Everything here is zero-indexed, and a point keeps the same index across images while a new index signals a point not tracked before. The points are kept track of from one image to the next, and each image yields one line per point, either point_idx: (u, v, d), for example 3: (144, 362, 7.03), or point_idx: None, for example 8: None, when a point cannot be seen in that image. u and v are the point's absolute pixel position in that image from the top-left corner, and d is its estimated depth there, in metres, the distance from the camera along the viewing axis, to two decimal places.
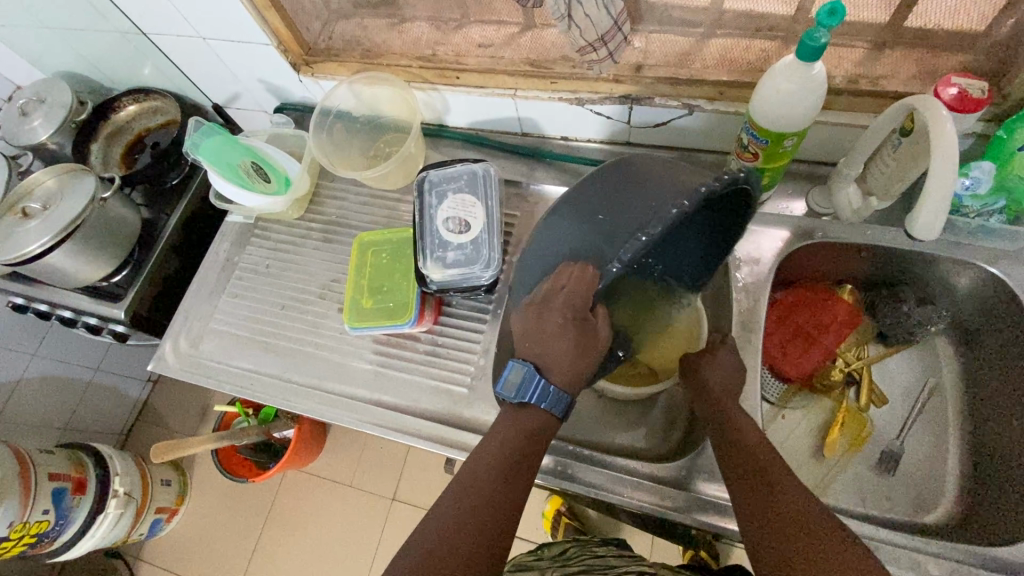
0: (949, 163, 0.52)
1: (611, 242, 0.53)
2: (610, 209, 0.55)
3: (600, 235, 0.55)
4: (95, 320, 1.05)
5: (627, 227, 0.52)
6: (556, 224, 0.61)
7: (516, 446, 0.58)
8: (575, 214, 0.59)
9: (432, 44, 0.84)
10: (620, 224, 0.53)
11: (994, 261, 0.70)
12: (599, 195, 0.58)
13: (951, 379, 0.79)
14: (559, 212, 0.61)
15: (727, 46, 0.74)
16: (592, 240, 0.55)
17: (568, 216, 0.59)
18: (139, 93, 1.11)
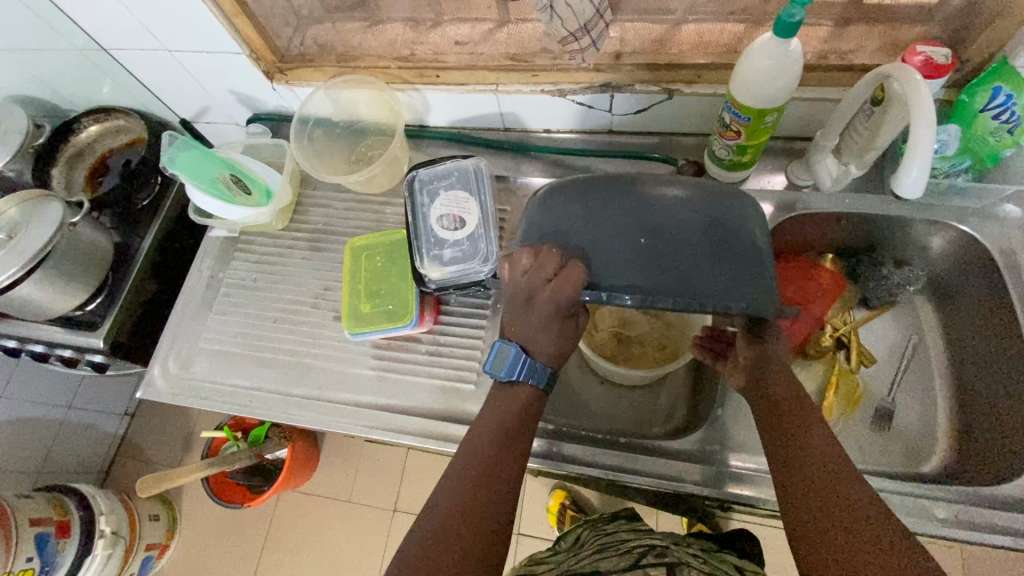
0: (929, 122, 0.55)
1: (631, 257, 0.59)
2: (672, 246, 0.59)
3: (643, 262, 0.59)
4: (70, 352, 1.00)
5: (646, 253, 0.58)
6: (612, 204, 0.61)
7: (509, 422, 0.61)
8: (635, 219, 0.60)
9: (409, 44, 0.84)
10: (665, 271, 0.58)
11: (964, 219, 0.74)
12: (646, 214, 0.61)
13: (932, 335, 0.83)
14: (618, 202, 0.61)
15: (700, 31, 0.76)
16: (616, 240, 0.60)
17: (617, 207, 0.62)
18: (100, 114, 1.07)
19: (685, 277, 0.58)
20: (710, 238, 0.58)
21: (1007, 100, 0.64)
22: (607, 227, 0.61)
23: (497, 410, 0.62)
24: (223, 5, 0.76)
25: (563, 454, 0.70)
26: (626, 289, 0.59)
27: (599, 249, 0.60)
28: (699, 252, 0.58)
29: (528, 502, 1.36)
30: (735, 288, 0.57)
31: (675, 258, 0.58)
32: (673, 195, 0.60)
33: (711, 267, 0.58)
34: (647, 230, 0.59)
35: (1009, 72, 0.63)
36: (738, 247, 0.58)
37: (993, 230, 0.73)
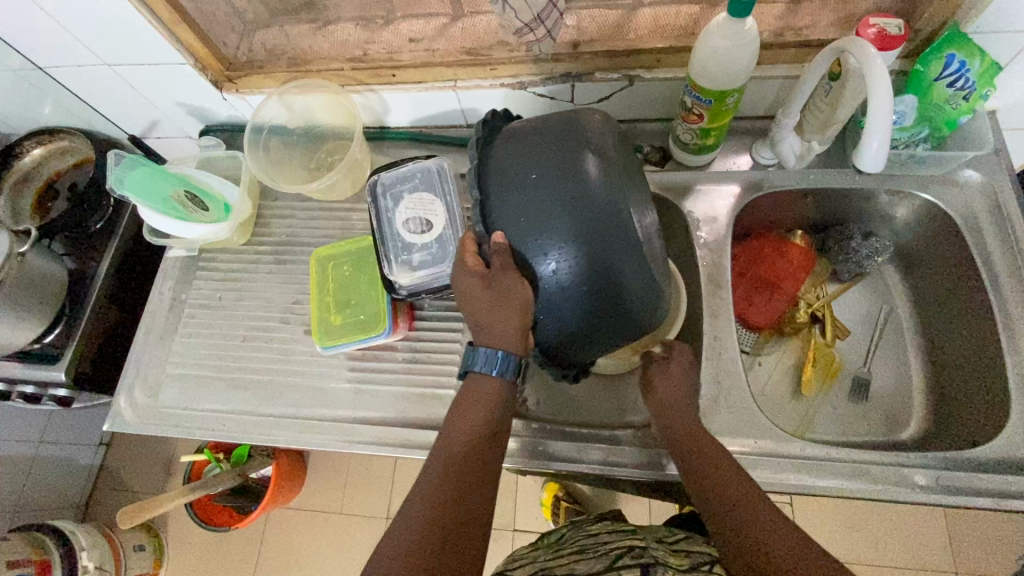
0: (885, 93, 0.55)
1: (524, 225, 0.54)
2: (561, 231, 0.53)
3: (528, 213, 0.54)
4: (32, 387, 0.95)
5: (538, 229, 0.53)
6: (557, 154, 0.54)
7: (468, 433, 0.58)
8: (558, 183, 0.53)
9: (362, 44, 0.82)
10: (530, 246, 0.54)
11: (926, 187, 0.75)
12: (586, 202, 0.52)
13: (902, 302, 0.84)
14: (560, 156, 0.54)
15: (657, 14, 0.76)
16: (529, 206, 0.54)
17: (561, 175, 0.53)
18: (44, 135, 1.02)
19: (533, 267, 0.55)
20: (589, 264, 0.53)
21: (960, 67, 0.64)
22: (535, 161, 0.54)
23: (453, 425, 0.58)
24: (159, 12, 0.72)
25: (548, 452, 0.70)
26: (491, 214, 0.56)
27: (508, 175, 0.55)
28: (558, 272, 0.54)
29: (521, 499, 1.36)
30: (554, 318, 0.56)
31: (552, 241, 0.53)
32: (606, 199, 0.53)
33: (555, 286, 0.54)
34: (552, 201, 0.53)
35: (960, 39, 0.63)
36: (603, 292, 0.54)
37: (954, 196, 0.74)
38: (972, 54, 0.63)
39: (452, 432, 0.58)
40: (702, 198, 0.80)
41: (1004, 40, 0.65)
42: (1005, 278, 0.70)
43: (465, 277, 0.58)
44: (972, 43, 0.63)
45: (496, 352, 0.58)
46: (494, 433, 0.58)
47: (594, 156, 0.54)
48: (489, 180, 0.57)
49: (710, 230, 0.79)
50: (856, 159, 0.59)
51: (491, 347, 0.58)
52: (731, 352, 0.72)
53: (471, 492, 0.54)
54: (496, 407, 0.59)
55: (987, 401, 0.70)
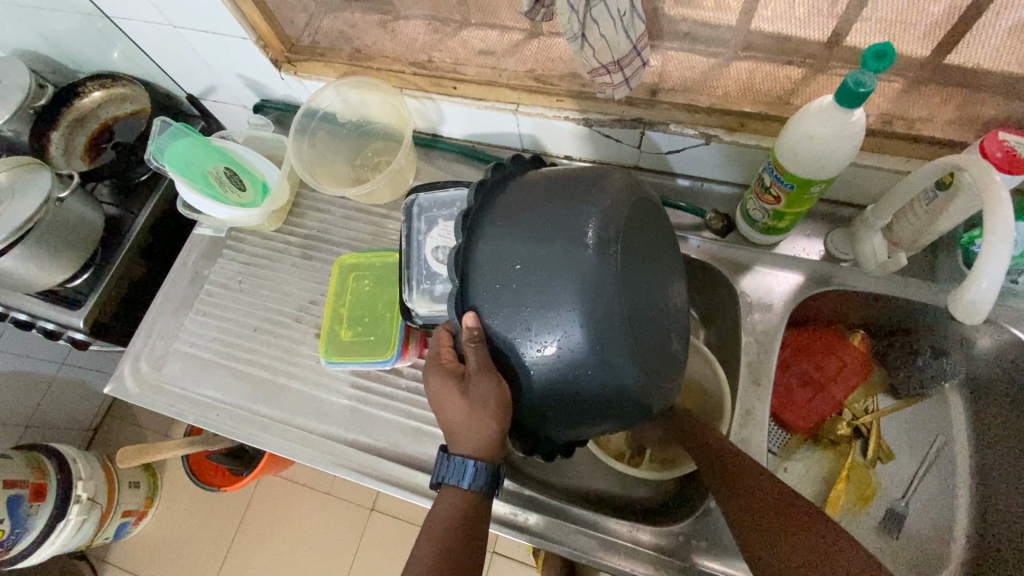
0: (1008, 229, 0.47)
1: (507, 307, 0.47)
2: (551, 318, 0.45)
3: (512, 297, 0.46)
4: (52, 326, 0.95)
5: (523, 312, 0.46)
6: (547, 221, 0.47)
7: (452, 542, 0.47)
8: (549, 267, 0.46)
9: (427, 48, 0.77)
10: (509, 335, 0.47)
11: (1019, 322, 0.65)
12: (578, 276, 0.45)
13: (962, 437, 0.74)
14: (555, 233, 0.46)
15: (752, 72, 0.67)
16: (511, 285, 0.46)
17: (551, 246, 0.46)
18: (106, 78, 1.02)
19: (512, 359, 0.47)
20: (578, 363, 0.45)
21: None
22: (523, 237, 0.47)
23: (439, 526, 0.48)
24: None
25: (536, 527, 0.64)
26: (468, 293, 0.48)
27: (493, 251, 0.48)
28: (539, 366, 0.46)
29: None
30: (530, 412, 0.49)
31: (534, 334, 0.46)
32: (603, 289, 0.45)
33: (537, 382, 0.47)
34: (541, 289, 0.45)
35: None
36: (593, 393, 0.47)
37: None
38: None
39: (434, 536, 0.47)
40: (755, 279, 0.73)
41: None
42: None
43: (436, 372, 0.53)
44: None
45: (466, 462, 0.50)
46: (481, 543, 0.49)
47: (597, 236, 0.46)
48: (469, 252, 0.49)
49: (762, 317, 0.71)
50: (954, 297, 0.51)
51: (466, 457, 0.50)
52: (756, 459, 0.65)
53: None
54: (478, 509, 0.50)
55: None
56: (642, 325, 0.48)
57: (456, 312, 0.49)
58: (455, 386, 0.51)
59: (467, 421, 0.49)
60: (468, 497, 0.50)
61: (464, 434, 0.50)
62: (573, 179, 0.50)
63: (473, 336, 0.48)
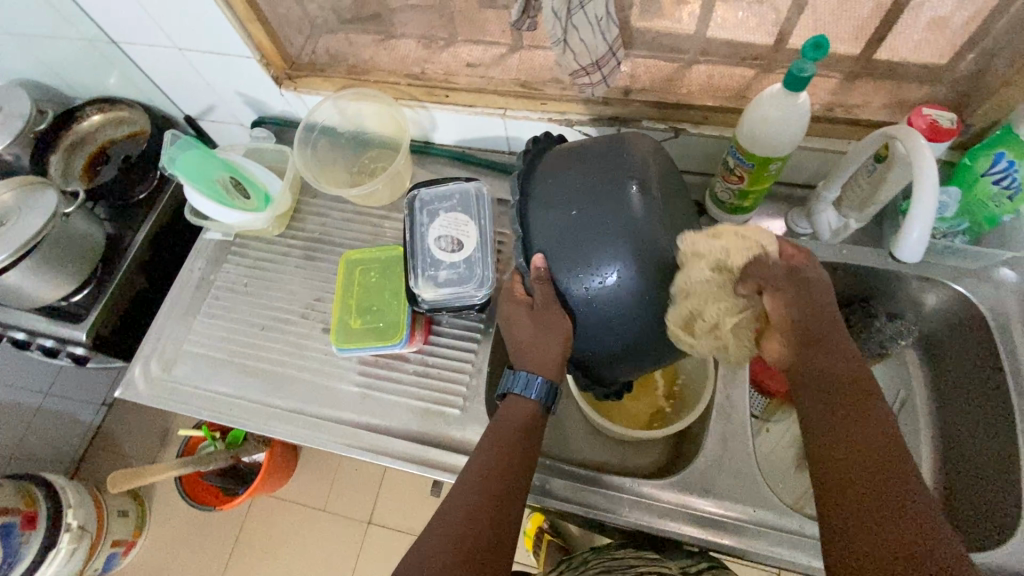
0: (932, 184, 0.56)
1: (566, 251, 0.55)
2: (606, 258, 0.54)
3: (568, 241, 0.55)
4: (52, 342, 0.98)
5: (582, 253, 0.55)
6: (595, 177, 0.56)
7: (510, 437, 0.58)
8: (602, 215, 0.54)
9: (420, 62, 0.84)
10: (569, 275, 0.56)
11: (959, 279, 0.74)
12: (626, 221, 0.54)
13: (920, 390, 0.82)
14: (604, 184, 0.55)
15: (711, 73, 0.77)
16: (568, 231, 0.55)
17: (601, 198, 0.54)
18: (104, 103, 1.06)
19: (573, 295, 0.56)
20: (634, 291, 0.54)
21: (1008, 167, 0.64)
22: (575, 192, 0.56)
23: (500, 427, 0.59)
24: (238, 9, 0.76)
25: (544, 488, 0.69)
26: (532, 242, 0.58)
27: (549, 206, 0.57)
28: (600, 301, 0.55)
29: None
30: (590, 340, 0.59)
31: (594, 270, 0.55)
32: (649, 231, 0.54)
33: (595, 315, 0.56)
34: (597, 232, 0.54)
35: (1013, 139, 0.64)
36: (646, 320, 0.56)
37: (988, 292, 0.73)
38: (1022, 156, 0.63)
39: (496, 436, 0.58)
40: None
41: None
42: None
43: (510, 306, 0.62)
44: None
45: (536, 378, 0.59)
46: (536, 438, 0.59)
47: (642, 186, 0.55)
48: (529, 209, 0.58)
49: None
50: (895, 246, 0.59)
51: (531, 371, 0.60)
52: (741, 414, 0.71)
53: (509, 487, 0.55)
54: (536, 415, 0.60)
55: (993, 504, 0.68)
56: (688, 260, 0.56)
57: (523, 259, 0.59)
58: (526, 319, 0.60)
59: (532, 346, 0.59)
60: (533, 407, 0.60)
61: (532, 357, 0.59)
62: (612, 143, 0.58)
63: (539, 276, 0.57)
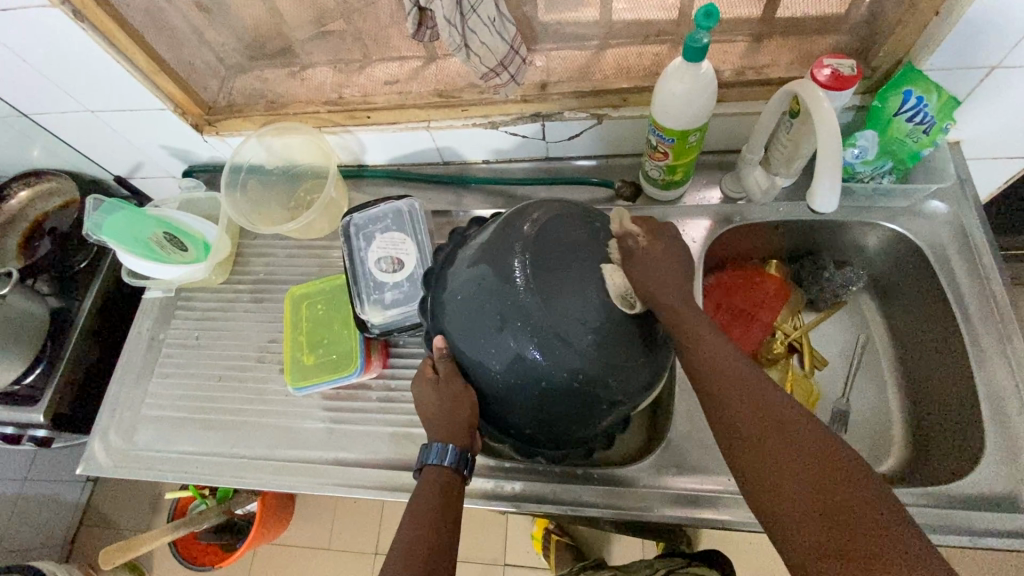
0: (832, 134, 0.57)
1: (466, 337, 0.58)
2: (502, 337, 0.55)
3: (465, 325, 0.58)
4: (13, 428, 0.95)
5: (477, 332, 0.57)
6: (489, 260, 0.57)
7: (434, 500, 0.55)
8: (487, 305, 0.56)
9: (337, 87, 0.84)
10: (469, 353, 0.58)
11: (893, 218, 0.76)
12: (503, 301, 0.55)
13: (878, 332, 0.84)
14: (480, 277, 0.57)
15: (623, 55, 0.77)
16: (462, 317, 0.58)
17: (489, 273, 0.56)
18: (32, 176, 1.03)
19: (475, 371, 0.58)
20: (528, 370, 0.54)
21: (918, 103, 0.66)
22: (472, 272, 0.58)
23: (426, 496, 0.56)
24: (140, 63, 0.75)
25: (519, 492, 0.69)
26: (438, 322, 0.61)
27: (451, 292, 0.60)
28: (493, 374, 0.57)
29: (512, 531, 1.39)
30: (505, 411, 0.59)
31: (488, 350, 0.56)
32: (538, 323, 0.53)
33: (505, 385, 0.57)
34: (482, 308, 0.56)
35: (916, 76, 0.65)
36: (552, 385, 0.54)
37: (922, 226, 0.75)
38: (928, 89, 0.65)
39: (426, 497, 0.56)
40: (675, 231, 0.81)
41: (960, 76, 0.67)
42: (975, 307, 0.70)
43: (419, 384, 0.62)
44: (927, 78, 0.65)
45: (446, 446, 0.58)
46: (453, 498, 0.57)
47: (520, 262, 0.55)
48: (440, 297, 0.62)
49: None
50: (808, 198, 0.61)
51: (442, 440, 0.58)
52: None
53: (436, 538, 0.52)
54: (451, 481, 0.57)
55: (958, 431, 0.69)
56: (590, 324, 0.53)
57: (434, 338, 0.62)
58: (432, 392, 0.61)
59: (435, 416, 0.60)
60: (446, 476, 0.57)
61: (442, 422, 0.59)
62: (505, 226, 0.60)
63: (443, 351, 0.60)
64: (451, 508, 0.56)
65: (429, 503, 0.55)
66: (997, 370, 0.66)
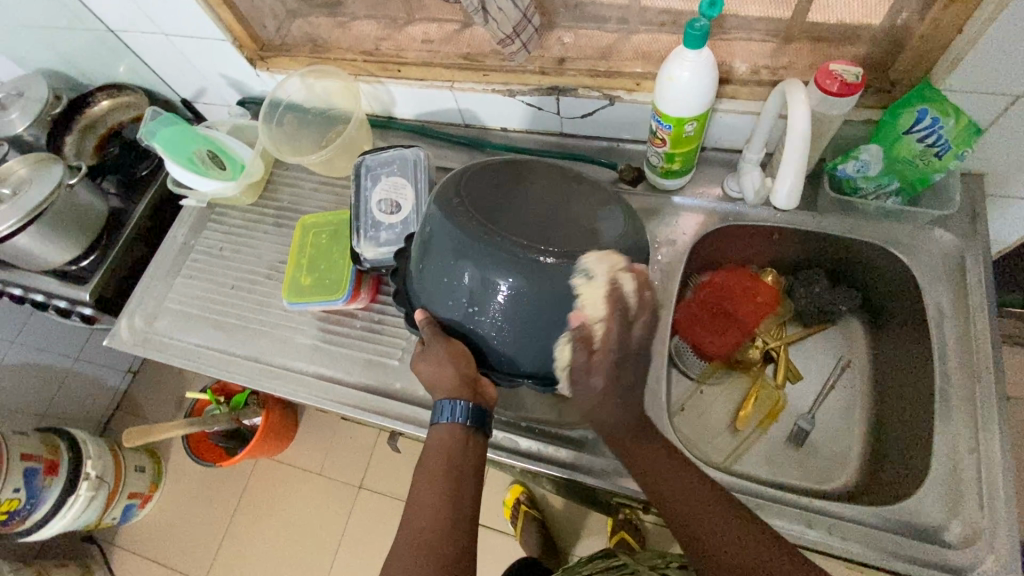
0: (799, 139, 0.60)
1: (448, 297, 0.62)
2: (479, 279, 0.58)
3: (444, 287, 0.62)
4: (65, 303, 1.08)
5: (455, 286, 0.61)
6: (438, 217, 0.62)
7: (445, 461, 0.59)
8: (450, 257, 0.60)
9: (377, 40, 0.90)
10: (455, 311, 0.62)
11: (893, 242, 0.74)
12: (463, 241, 0.59)
13: (861, 355, 0.82)
14: (433, 224, 0.62)
15: (647, 40, 0.79)
16: (438, 280, 0.62)
17: (440, 222, 0.61)
18: (113, 89, 1.16)
19: (463, 324, 0.62)
20: (513, 297, 0.58)
21: (932, 124, 0.64)
22: (430, 237, 0.63)
23: (434, 457, 0.60)
24: None
25: None
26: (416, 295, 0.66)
27: (420, 262, 0.64)
28: (482, 313, 0.60)
29: (486, 494, 1.45)
30: (495, 353, 0.62)
31: (469, 298, 0.60)
32: (503, 251, 0.57)
33: (498, 324, 0.60)
34: (451, 261, 0.60)
35: (933, 96, 0.63)
36: (543, 301, 0.58)
37: (921, 253, 0.73)
38: (944, 111, 0.63)
39: (436, 463, 0.59)
40: (667, 221, 0.82)
41: (982, 101, 0.64)
42: (954, 341, 0.68)
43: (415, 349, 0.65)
44: (944, 100, 0.63)
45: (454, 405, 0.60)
46: (466, 457, 0.60)
47: (470, 198, 0.61)
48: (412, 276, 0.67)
49: (669, 252, 0.81)
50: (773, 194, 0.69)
51: (452, 399, 0.60)
52: (659, 369, 0.74)
53: (452, 498, 0.58)
54: (462, 439, 0.60)
55: (912, 462, 0.68)
56: (548, 231, 0.58)
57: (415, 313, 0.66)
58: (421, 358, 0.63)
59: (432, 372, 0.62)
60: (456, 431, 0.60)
61: (446, 382, 0.61)
62: (443, 183, 0.65)
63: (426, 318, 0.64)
64: (463, 466, 0.59)
65: (443, 463, 0.59)
66: (961, 407, 0.65)
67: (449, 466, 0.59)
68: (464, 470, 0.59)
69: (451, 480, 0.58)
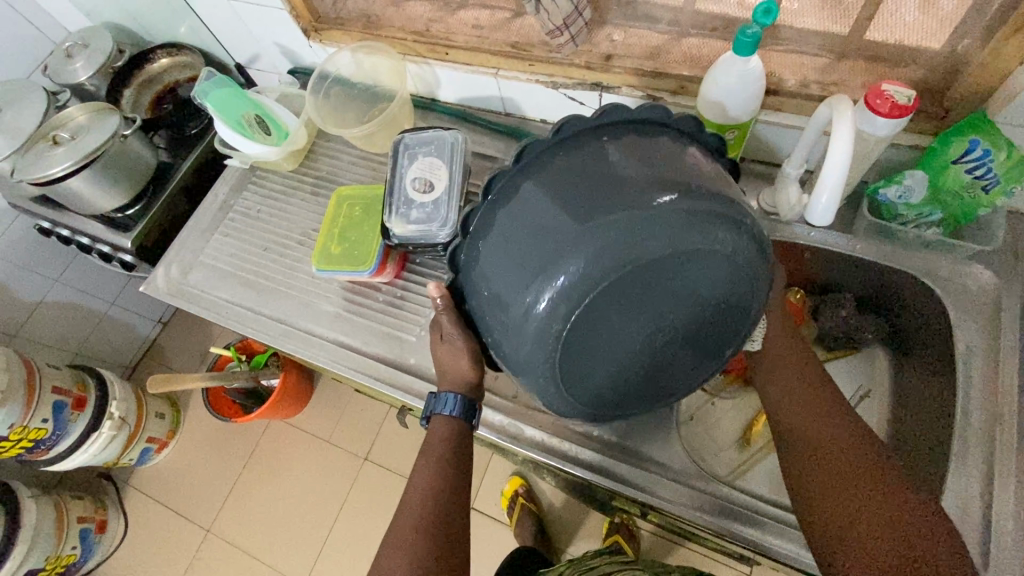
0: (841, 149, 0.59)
1: (491, 274, 0.55)
2: (529, 294, 0.51)
3: (500, 261, 0.54)
4: (108, 248, 1.14)
5: (505, 275, 0.54)
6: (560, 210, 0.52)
7: (444, 450, 0.61)
8: (534, 256, 0.52)
9: (428, 21, 0.91)
10: (487, 290, 0.56)
11: (927, 272, 0.72)
12: (543, 258, 0.51)
13: (881, 384, 0.81)
14: (547, 217, 0.52)
15: (697, 44, 0.78)
16: (499, 255, 0.55)
17: (552, 223, 0.52)
18: (173, 48, 1.20)
19: (482, 308, 0.58)
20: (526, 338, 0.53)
21: (982, 156, 0.62)
22: (534, 215, 0.53)
23: (433, 444, 0.62)
24: None
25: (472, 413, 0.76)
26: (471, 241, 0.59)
27: (503, 220, 0.56)
28: (493, 325, 0.57)
29: (486, 481, 1.46)
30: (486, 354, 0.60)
31: (507, 300, 0.54)
32: (565, 303, 0.50)
33: (499, 342, 0.57)
34: (525, 257, 0.52)
35: (987, 127, 0.61)
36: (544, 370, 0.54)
37: (956, 287, 0.71)
38: (997, 144, 0.61)
39: (435, 451, 0.61)
40: None
41: None
42: (980, 380, 0.66)
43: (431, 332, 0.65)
44: (999, 132, 0.61)
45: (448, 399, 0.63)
46: (465, 449, 0.63)
47: (594, 243, 0.49)
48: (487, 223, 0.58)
49: None
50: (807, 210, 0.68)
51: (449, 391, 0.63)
52: None
53: (449, 483, 0.61)
54: (462, 432, 0.63)
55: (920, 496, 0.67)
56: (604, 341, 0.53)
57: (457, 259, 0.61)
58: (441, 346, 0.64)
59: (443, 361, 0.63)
60: (454, 423, 0.63)
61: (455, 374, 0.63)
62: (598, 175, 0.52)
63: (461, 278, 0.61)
64: (460, 458, 0.62)
65: (443, 450, 0.61)
66: (978, 446, 0.63)
67: (448, 454, 0.61)
68: (463, 461, 0.61)
69: (449, 468, 0.61)
